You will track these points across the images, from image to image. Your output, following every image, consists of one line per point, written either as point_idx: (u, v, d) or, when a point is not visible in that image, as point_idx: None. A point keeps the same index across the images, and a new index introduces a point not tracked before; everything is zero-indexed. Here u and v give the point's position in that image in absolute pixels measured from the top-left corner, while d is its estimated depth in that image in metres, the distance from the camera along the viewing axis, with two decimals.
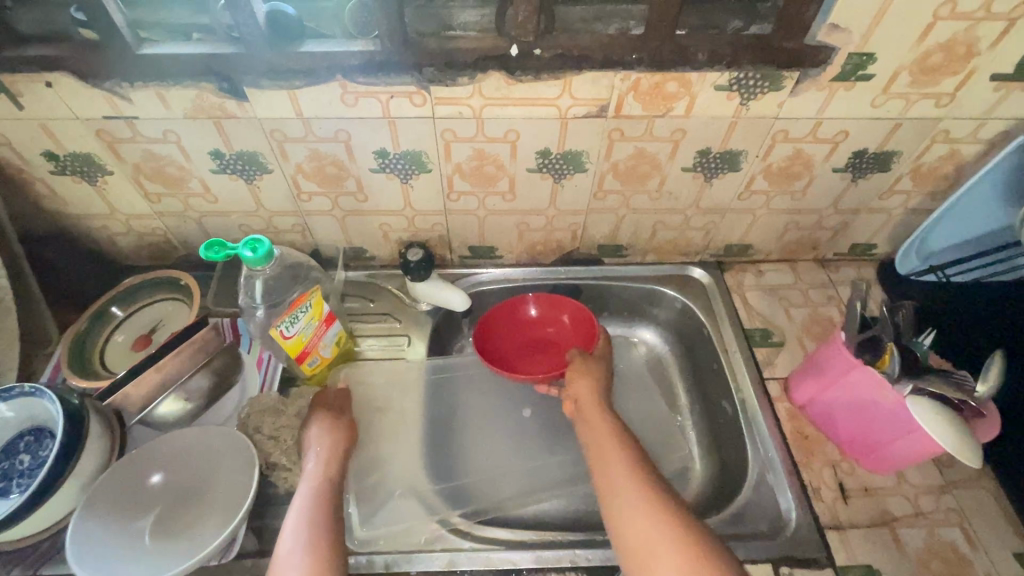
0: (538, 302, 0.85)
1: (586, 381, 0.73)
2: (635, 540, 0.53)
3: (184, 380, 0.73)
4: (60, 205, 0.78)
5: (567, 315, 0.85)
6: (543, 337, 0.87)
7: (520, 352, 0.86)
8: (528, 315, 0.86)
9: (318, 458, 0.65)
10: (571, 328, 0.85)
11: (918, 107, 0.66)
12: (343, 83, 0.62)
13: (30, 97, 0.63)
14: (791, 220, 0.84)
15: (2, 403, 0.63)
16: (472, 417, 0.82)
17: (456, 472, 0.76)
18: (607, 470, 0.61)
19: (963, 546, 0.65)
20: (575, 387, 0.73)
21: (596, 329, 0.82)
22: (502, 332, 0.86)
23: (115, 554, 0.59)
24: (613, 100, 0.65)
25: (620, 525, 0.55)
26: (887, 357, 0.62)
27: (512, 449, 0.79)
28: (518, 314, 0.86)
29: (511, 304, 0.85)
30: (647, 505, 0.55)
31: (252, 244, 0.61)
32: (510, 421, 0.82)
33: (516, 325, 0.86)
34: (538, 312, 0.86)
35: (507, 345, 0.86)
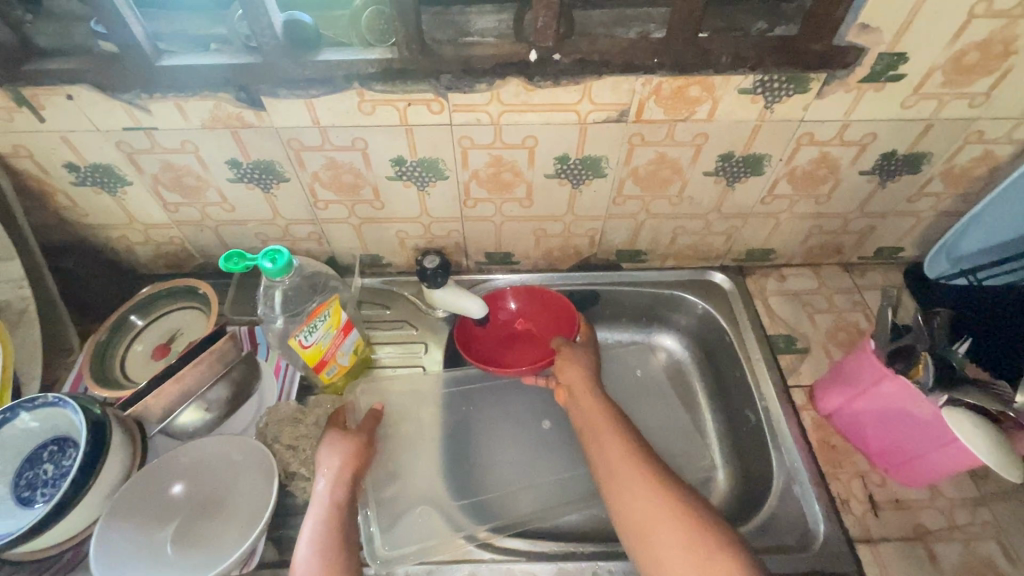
0: (516, 296, 0.86)
1: (579, 370, 0.72)
2: (635, 518, 0.55)
3: (202, 392, 0.72)
4: (80, 216, 0.78)
5: (546, 308, 0.85)
6: (524, 331, 0.86)
7: (502, 347, 0.86)
8: (508, 310, 0.86)
9: (331, 481, 0.62)
10: (551, 320, 0.85)
11: (951, 107, 0.64)
12: (360, 91, 0.62)
13: (51, 110, 0.63)
14: (815, 224, 0.82)
15: (27, 414, 0.64)
16: (491, 428, 0.81)
17: (476, 482, 0.76)
18: (603, 451, 0.62)
19: (1001, 562, 0.63)
20: (565, 376, 0.72)
21: (576, 319, 0.81)
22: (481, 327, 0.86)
23: (138, 564, 0.60)
24: (634, 104, 0.64)
25: (621, 504, 0.57)
26: (920, 366, 0.59)
27: (533, 460, 0.78)
28: (497, 310, 0.86)
29: (489, 300, 0.85)
30: (645, 481, 0.57)
31: (271, 255, 0.61)
32: (531, 432, 0.81)
33: (495, 320, 0.86)
34: (517, 306, 0.86)
35: (488, 340, 0.86)
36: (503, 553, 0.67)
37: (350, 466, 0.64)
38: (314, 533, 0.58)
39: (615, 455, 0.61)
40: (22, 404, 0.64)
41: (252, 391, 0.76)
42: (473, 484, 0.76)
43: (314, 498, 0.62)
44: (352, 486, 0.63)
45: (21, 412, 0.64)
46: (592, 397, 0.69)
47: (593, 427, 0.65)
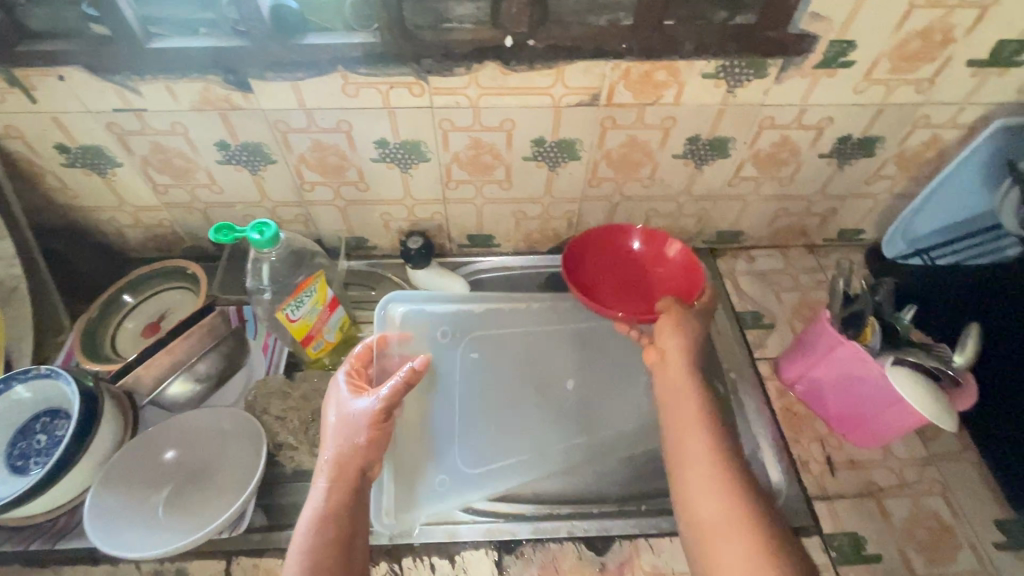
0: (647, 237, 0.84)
1: (679, 344, 0.68)
2: (703, 518, 0.53)
3: (191, 363, 0.75)
4: (70, 198, 0.80)
5: (672, 264, 0.83)
6: (641, 276, 0.84)
7: (610, 286, 0.84)
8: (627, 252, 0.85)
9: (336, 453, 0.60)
10: (671, 280, 0.82)
11: (899, 93, 0.69)
12: (345, 74, 0.65)
13: (42, 91, 0.65)
14: (781, 206, 0.86)
15: (20, 385, 0.66)
16: (510, 387, 0.78)
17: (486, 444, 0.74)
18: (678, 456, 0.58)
19: (945, 515, 0.68)
20: (665, 344, 0.69)
21: (699, 286, 0.78)
22: (595, 257, 0.85)
23: (132, 525, 0.62)
24: (605, 88, 0.67)
25: (689, 501, 0.55)
26: (868, 331, 0.65)
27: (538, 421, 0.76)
28: (618, 246, 0.85)
29: (615, 233, 0.84)
30: (721, 485, 0.54)
31: (258, 228, 0.64)
32: (554, 395, 0.79)
33: (614, 257, 0.85)
34: (640, 249, 0.84)
35: (596, 272, 0.85)
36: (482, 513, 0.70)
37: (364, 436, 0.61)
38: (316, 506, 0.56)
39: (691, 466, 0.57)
40: (15, 376, 0.66)
41: (240, 365, 0.79)
42: (490, 450, 0.73)
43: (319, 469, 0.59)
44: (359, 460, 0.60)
45: (15, 384, 0.66)
46: (681, 375, 0.65)
47: (675, 428, 0.61)
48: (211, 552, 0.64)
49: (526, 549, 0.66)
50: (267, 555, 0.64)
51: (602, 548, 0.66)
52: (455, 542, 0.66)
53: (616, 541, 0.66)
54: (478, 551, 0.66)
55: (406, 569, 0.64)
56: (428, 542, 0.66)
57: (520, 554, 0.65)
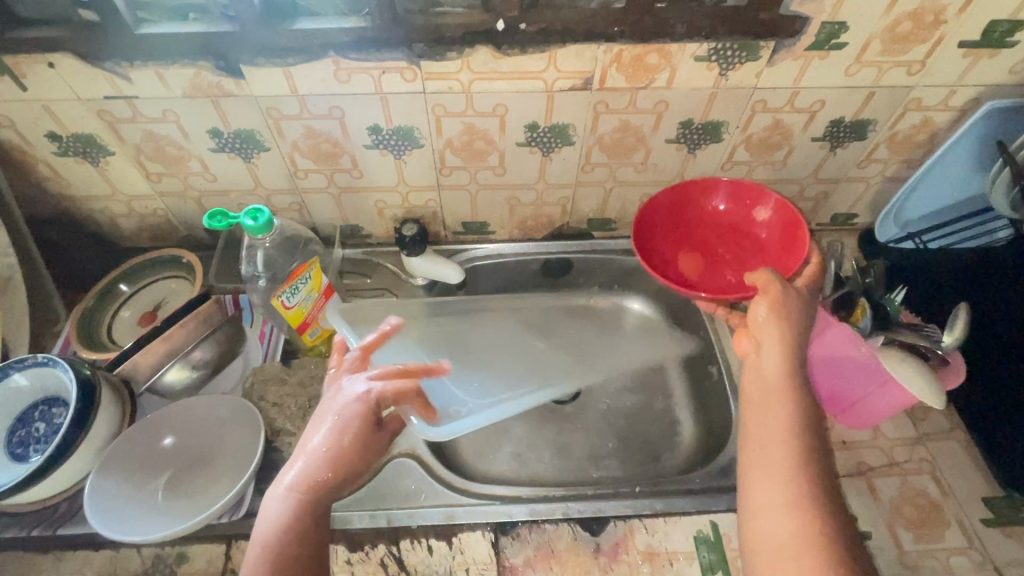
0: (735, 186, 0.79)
1: (779, 331, 0.58)
2: (775, 537, 0.48)
3: (186, 351, 0.77)
4: (62, 187, 0.80)
5: (773, 219, 0.78)
6: (736, 239, 0.81)
7: (710, 251, 0.82)
8: (719, 208, 0.81)
9: (313, 468, 0.54)
10: (778, 236, 0.77)
11: (891, 75, 0.69)
12: (336, 59, 0.64)
13: (32, 78, 0.65)
14: (773, 191, 0.87)
15: (18, 373, 0.66)
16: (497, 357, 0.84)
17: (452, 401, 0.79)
18: (757, 470, 0.51)
19: (934, 493, 0.69)
20: (762, 331, 0.59)
21: (800, 244, 0.73)
22: (671, 226, 0.82)
23: (131, 510, 0.63)
24: (597, 72, 0.67)
25: (760, 517, 0.49)
26: (859, 312, 0.66)
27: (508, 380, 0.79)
28: (703, 205, 0.81)
29: (697, 191, 0.81)
30: (803, 509, 0.48)
31: (252, 214, 0.64)
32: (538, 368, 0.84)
33: (707, 217, 0.82)
34: (728, 208, 0.81)
35: (675, 245, 0.82)
36: (480, 497, 0.71)
37: (347, 458, 0.55)
38: (273, 519, 0.52)
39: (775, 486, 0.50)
40: (12, 364, 0.66)
41: (237, 353, 0.79)
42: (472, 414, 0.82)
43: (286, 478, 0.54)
44: (335, 481, 0.55)
45: (12, 372, 0.66)
46: (779, 372, 0.56)
47: (759, 439, 0.53)
48: (211, 537, 0.65)
49: (522, 530, 0.67)
50: None
51: (596, 528, 0.67)
52: (454, 524, 0.67)
53: (611, 522, 0.67)
54: (475, 532, 0.67)
55: (404, 551, 0.65)
56: (426, 524, 0.67)
57: (517, 535, 0.66)
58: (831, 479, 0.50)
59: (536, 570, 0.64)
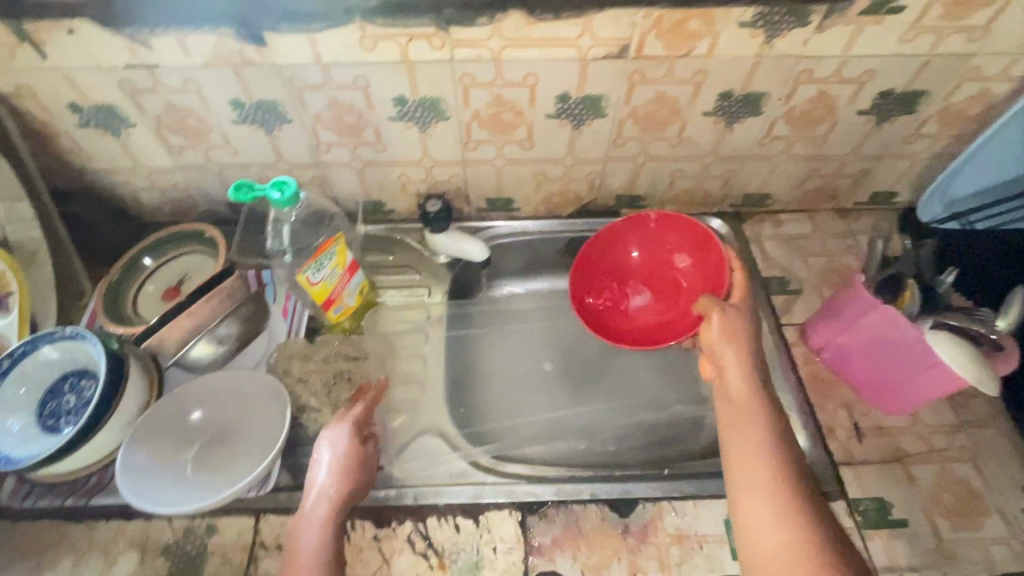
0: (654, 232, 0.80)
1: (737, 356, 0.63)
2: (765, 545, 0.50)
3: (213, 326, 0.75)
4: (85, 159, 0.78)
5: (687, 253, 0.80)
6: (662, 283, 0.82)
7: (641, 305, 0.82)
8: (637, 258, 0.83)
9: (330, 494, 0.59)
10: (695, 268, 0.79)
11: (949, 42, 0.65)
12: (362, 25, 0.62)
13: (53, 45, 0.63)
14: (812, 168, 0.83)
15: (47, 346, 0.66)
16: (499, 363, 0.87)
17: (469, 411, 0.81)
18: (745, 488, 0.54)
19: (974, 482, 0.67)
20: (722, 360, 0.64)
21: (717, 264, 0.74)
22: (607, 282, 0.83)
23: (162, 483, 0.63)
24: (635, 39, 0.64)
25: (747, 527, 0.52)
26: (906, 295, 0.63)
27: (521, 400, 0.84)
28: (619, 257, 0.83)
29: (615, 241, 0.81)
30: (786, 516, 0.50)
31: (278, 186, 0.62)
32: (534, 372, 0.87)
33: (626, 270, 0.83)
34: (641, 256, 0.83)
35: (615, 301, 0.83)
36: (506, 477, 0.70)
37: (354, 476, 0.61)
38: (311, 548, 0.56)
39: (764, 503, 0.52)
40: (42, 337, 0.66)
41: (261, 329, 0.79)
42: (479, 414, 0.82)
43: (306, 514, 0.58)
44: (351, 497, 0.60)
45: (42, 345, 0.66)
46: (742, 383, 0.61)
47: (745, 457, 0.55)
48: (240, 509, 0.65)
49: (550, 510, 0.66)
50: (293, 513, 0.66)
51: (624, 509, 0.66)
52: (479, 503, 0.66)
53: (640, 505, 0.66)
54: (502, 511, 0.66)
55: (431, 529, 0.65)
56: (452, 502, 0.67)
57: (544, 515, 0.66)
58: (814, 488, 0.53)
59: (563, 551, 0.63)
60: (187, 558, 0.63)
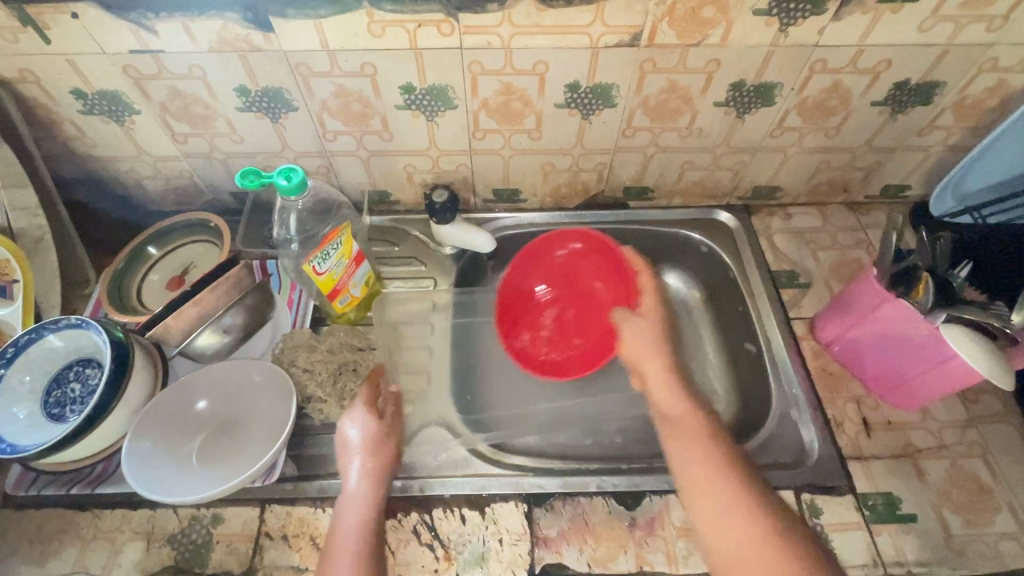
0: (562, 258, 0.85)
1: (656, 358, 0.67)
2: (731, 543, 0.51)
3: (218, 316, 0.76)
4: (89, 147, 0.78)
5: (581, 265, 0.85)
6: (584, 299, 0.87)
7: (580, 328, 0.86)
8: (549, 292, 0.88)
9: (364, 475, 0.61)
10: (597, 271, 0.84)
11: (968, 32, 0.63)
12: (370, 11, 0.61)
13: (56, 30, 0.62)
14: (823, 160, 0.82)
15: (52, 334, 0.66)
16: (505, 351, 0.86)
17: (469, 398, 0.82)
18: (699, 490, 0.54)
19: (984, 478, 0.66)
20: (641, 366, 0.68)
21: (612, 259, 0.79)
22: (545, 324, 0.87)
23: (168, 472, 0.63)
24: (647, 27, 0.63)
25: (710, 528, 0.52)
26: (921, 287, 0.61)
27: (524, 388, 0.85)
28: (535, 303, 0.87)
29: (520, 280, 0.86)
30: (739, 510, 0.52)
31: (285, 173, 0.61)
32: None
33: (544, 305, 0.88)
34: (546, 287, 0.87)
35: (566, 335, 0.86)
36: (511, 468, 0.70)
37: (383, 456, 0.63)
38: (353, 525, 0.57)
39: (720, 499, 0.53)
40: (47, 325, 0.66)
41: (266, 319, 0.78)
42: (481, 402, 0.82)
43: (345, 496, 0.60)
44: (388, 475, 0.62)
45: (47, 333, 0.66)
46: (673, 392, 0.64)
47: (690, 458, 0.57)
48: (246, 499, 0.65)
49: (556, 503, 0.66)
50: (299, 503, 0.65)
51: (630, 502, 0.66)
52: (485, 495, 0.66)
53: (647, 498, 0.66)
54: (508, 503, 0.66)
55: (437, 520, 0.65)
56: (458, 494, 0.66)
57: (550, 507, 0.65)
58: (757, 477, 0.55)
59: (569, 543, 0.63)
60: (193, 548, 0.63)
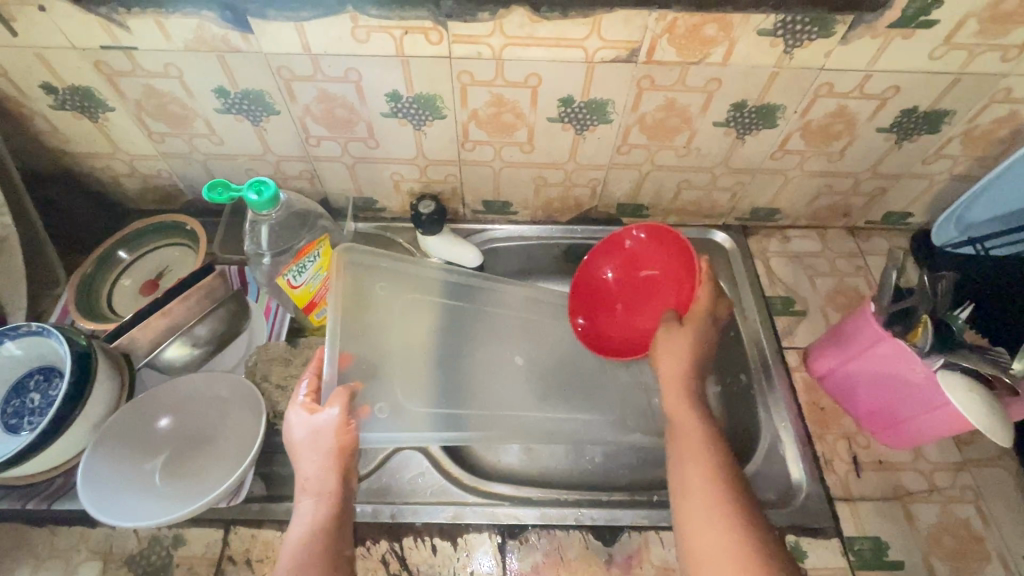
0: (637, 245, 0.76)
1: (678, 362, 0.66)
2: (705, 552, 0.50)
3: (189, 326, 0.73)
4: (62, 143, 0.75)
5: (646, 245, 0.76)
6: (643, 286, 0.79)
7: (634, 314, 0.80)
8: (615, 277, 0.79)
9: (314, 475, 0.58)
10: (655, 247, 0.75)
11: (981, 60, 0.60)
12: (354, 15, 0.57)
13: (23, 22, 0.59)
14: (825, 184, 0.79)
15: (10, 342, 0.63)
16: (478, 351, 0.79)
17: (451, 397, 0.74)
18: (686, 488, 0.55)
19: (976, 525, 0.64)
20: (661, 370, 0.66)
21: (686, 263, 0.72)
22: (605, 307, 0.81)
23: (125, 492, 0.60)
24: (646, 43, 0.60)
25: (691, 536, 0.52)
26: (918, 329, 0.59)
27: (497, 391, 0.76)
28: (597, 275, 0.79)
29: (588, 262, 0.78)
30: (722, 520, 0.51)
31: (256, 187, 0.59)
32: (510, 365, 0.78)
33: (607, 290, 0.80)
34: (612, 277, 0.79)
35: (617, 318, 0.80)
36: (488, 497, 0.67)
37: (333, 457, 0.59)
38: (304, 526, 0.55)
39: (701, 489, 0.54)
40: (5, 332, 0.62)
41: (242, 329, 0.75)
42: (453, 398, 0.73)
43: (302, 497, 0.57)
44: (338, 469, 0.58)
45: (4, 340, 0.63)
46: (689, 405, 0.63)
47: (692, 447, 0.58)
48: (210, 520, 0.63)
49: (532, 535, 0.63)
50: (265, 526, 0.63)
51: (610, 538, 0.63)
52: (458, 525, 0.64)
53: (627, 534, 0.63)
54: (482, 535, 0.63)
55: (407, 550, 0.62)
56: (431, 521, 0.64)
57: (525, 540, 0.63)
58: (743, 484, 0.55)
59: None
60: (151, 570, 0.60)
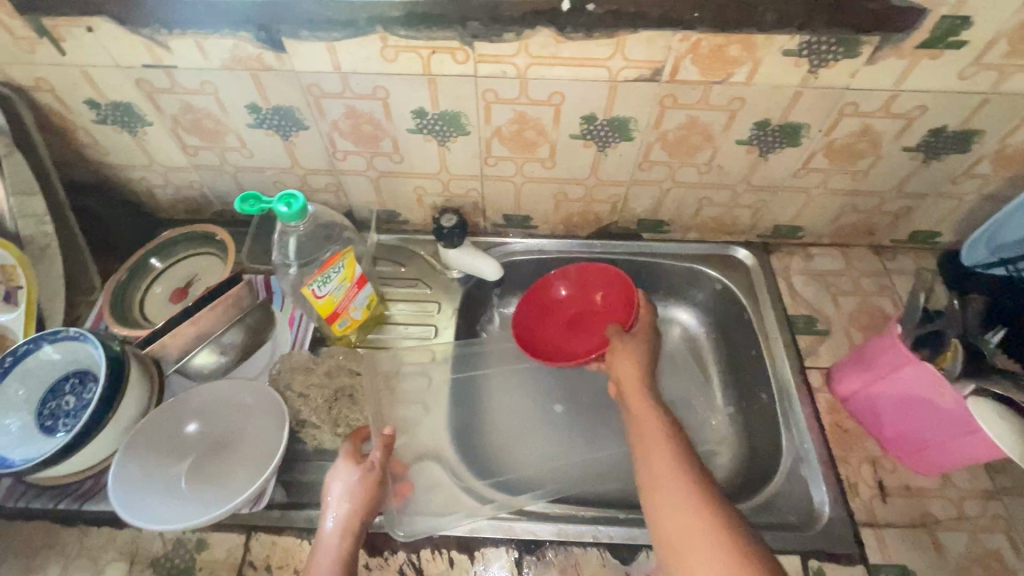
0: (596, 274, 0.81)
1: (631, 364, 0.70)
2: (670, 531, 0.51)
3: (217, 334, 0.74)
4: (102, 155, 0.78)
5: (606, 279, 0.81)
6: (585, 313, 0.83)
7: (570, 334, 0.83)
8: (566, 296, 0.84)
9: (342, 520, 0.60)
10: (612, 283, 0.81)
11: (1012, 81, 0.60)
12: (384, 36, 0.59)
13: (71, 42, 0.62)
14: (849, 203, 0.78)
15: (49, 345, 0.66)
16: (505, 394, 0.85)
17: (477, 435, 0.80)
18: (650, 473, 0.57)
19: (1008, 556, 0.62)
20: (620, 371, 0.70)
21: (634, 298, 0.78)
22: (547, 321, 0.84)
23: (153, 496, 0.62)
24: (669, 62, 0.60)
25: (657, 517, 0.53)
26: (948, 354, 0.57)
27: (520, 432, 0.82)
28: (553, 287, 0.84)
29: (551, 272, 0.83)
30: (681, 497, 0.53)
31: (286, 199, 0.60)
32: (537, 409, 0.84)
33: (554, 306, 0.84)
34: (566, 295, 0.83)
35: (553, 333, 0.83)
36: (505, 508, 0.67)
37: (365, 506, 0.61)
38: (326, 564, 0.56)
39: (662, 470, 0.56)
40: (45, 336, 0.65)
41: (267, 338, 0.77)
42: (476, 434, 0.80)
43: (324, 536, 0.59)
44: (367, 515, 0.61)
45: (43, 344, 0.65)
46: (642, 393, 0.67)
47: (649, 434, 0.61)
48: (233, 525, 0.64)
49: (548, 550, 0.63)
50: (286, 533, 0.64)
51: (627, 557, 0.63)
52: (475, 538, 0.64)
53: (644, 553, 0.63)
54: (498, 549, 0.63)
55: (424, 562, 0.62)
56: (449, 535, 0.64)
57: (542, 556, 0.63)
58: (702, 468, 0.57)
59: None
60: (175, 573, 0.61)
